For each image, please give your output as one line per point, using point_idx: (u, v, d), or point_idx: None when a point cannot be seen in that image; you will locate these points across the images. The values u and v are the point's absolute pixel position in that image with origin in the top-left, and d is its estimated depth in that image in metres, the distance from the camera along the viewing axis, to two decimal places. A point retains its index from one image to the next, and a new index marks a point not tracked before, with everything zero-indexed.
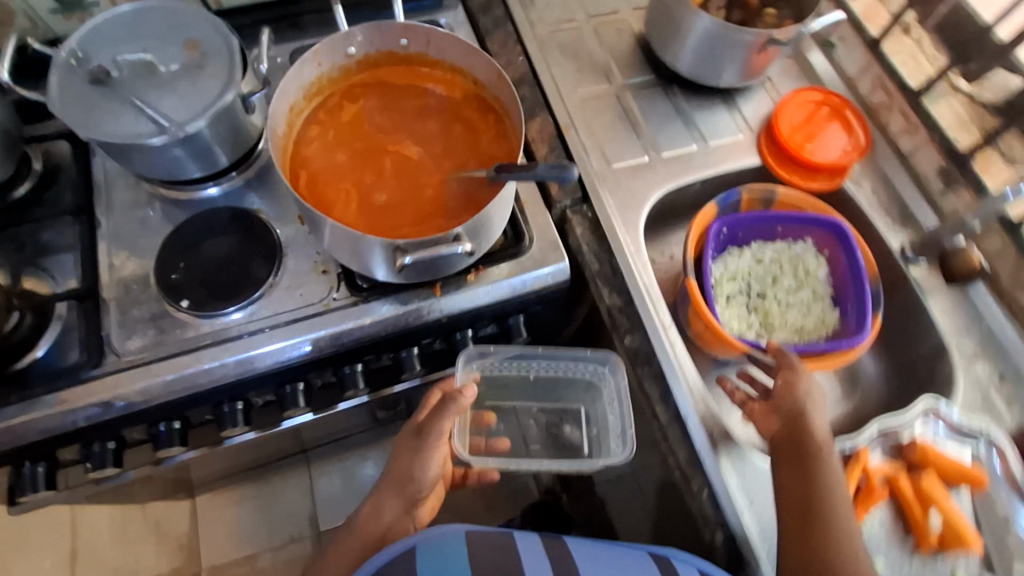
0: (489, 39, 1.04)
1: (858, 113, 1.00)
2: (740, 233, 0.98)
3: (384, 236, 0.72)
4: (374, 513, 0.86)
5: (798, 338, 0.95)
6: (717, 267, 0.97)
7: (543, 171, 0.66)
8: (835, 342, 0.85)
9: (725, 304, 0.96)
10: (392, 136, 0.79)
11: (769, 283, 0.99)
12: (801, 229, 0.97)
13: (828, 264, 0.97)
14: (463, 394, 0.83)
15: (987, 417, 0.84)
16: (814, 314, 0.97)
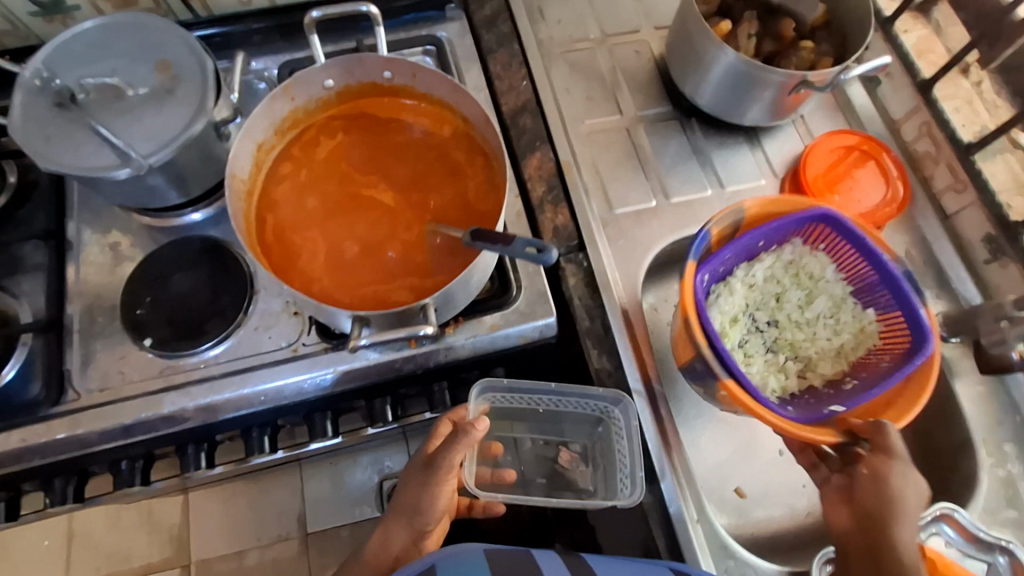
0: (492, 59, 0.96)
1: (898, 163, 0.90)
2: (723, 266, 0.81)
3: (351, 297, 0.68)
4: (384, 544, 0.83)
5: (844, 364, 0.82)
6: (715, 320, 0.81)
7: (519, 250, 0.59)
8: (906, 368, 0.71)
9: (745, 358, 0.82)
10: (370, 178, 0.73)
11: (775, 306, 0.85)
12: (784, 234, 0.82)
13: (830, 257, 0.84)
14: (473, 427, 0.74)
15: (1011, 525, 0.76)
16: (846, 324, 0.84)
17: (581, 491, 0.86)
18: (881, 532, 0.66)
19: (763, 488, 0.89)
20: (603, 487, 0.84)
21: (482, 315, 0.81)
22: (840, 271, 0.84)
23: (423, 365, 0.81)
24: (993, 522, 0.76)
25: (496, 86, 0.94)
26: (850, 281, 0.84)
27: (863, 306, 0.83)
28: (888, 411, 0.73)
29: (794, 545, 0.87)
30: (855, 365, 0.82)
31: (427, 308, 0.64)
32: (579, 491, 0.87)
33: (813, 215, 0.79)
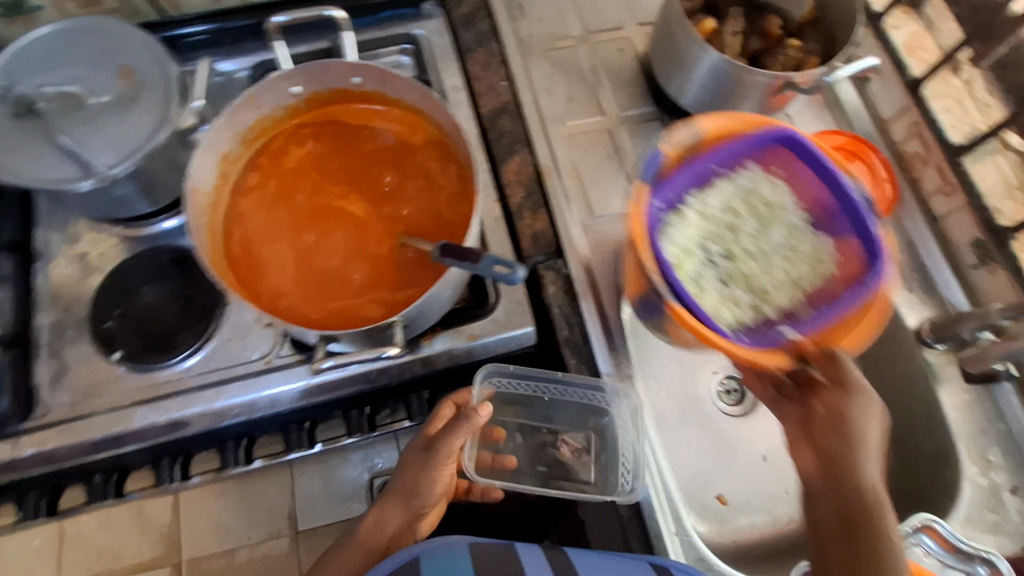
0: (470, 59, 0.93)
1: (887, 163, 0.87)
2: (674, 195, 0.79)
3: (321, 313, 0.66)
4: (375, 527, 0.75)
5: (802, 295, 0.76)
6: (668, 251, 0.75)
7: (486, 267, 0.58)
8: (859, 292, 0.73)
9: (701, 292, 0.75)
10: (340, 189, 0.71)
11: (731, 236, 0.79)
12: (737, 156, 0.81)
13: (788, 186, 0.81)
14: (476, 414, 0.72)
15: (991, 535, 0.75)
16: (802, 255, 0.78)
17: (581, 482, 0.82)
18: (848, 487, 0.57)
19: (744, 495, 0.89)
20: (602, 478, 0.81)
21: (460, 325, 0.80)
22: (797, 199, 0.80)
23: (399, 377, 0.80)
24: (973, 532, 0.75)
25: (474, 87, 0.92)
26: (807, 211, 0.80)
27: (818, 234, 0.79)
28: (832, 338, 0.73)
29: (775, 552, 0.87)
30: (810, 294, 0.76)
31: (394, 326, 0.63)
32: (579, 481, 0.82)
33: (771, 137, 0.80)
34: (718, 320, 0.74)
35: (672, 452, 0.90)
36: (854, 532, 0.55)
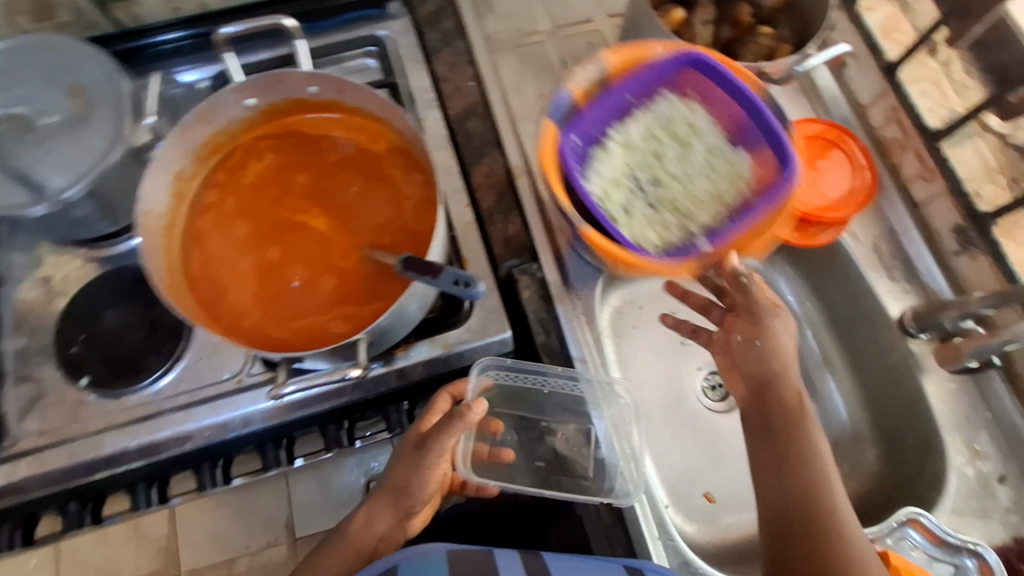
0: (437, 59, 0.91)
1: (864, 148, 0.85)
2: (593, 129, 0.80)
3: (287, 332, 0.65)
4: (364, 528, 0.71)
5: (724, 209, 0.77)
6: (592, 184, 0.76)
7: (446, 284, 0.57)
8: (770, 196, 0.75)
9: (625, 220, 0.75)
10: (301, 201, 0.69)
11: (654, 163, 0.79)
12: (650, 85, 0.80)
13: (704, 107, 0.80)
14: (470, 411, 0.65)
15: (979, 526, 0.74)
16: (721, 173, 0.79)
17: (579, 478, 0.79)
18: (771, 398, 0.68)
19: (732, 492, 0.88)
20: (599, 476, 0.78)
21: (435, 334, 0.78)
22: (713, 119, 0.80)
23: (372, 391, 0.78)
24: (962, 523, 0.74)
25: (441, 89, 0.90)
26: (723, 127, 0.80)
27: (734, 150, 0.79)
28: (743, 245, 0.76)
29: None
30: (732, 207, 0.77)
31: (358, 343, 0.61)
32: (575, 479, 0.79)
33: (680, 62, 0.78)
34: (643, 244, 0.74)
35: (658, 452, 0.89)
36: (779, 435, 0.66)
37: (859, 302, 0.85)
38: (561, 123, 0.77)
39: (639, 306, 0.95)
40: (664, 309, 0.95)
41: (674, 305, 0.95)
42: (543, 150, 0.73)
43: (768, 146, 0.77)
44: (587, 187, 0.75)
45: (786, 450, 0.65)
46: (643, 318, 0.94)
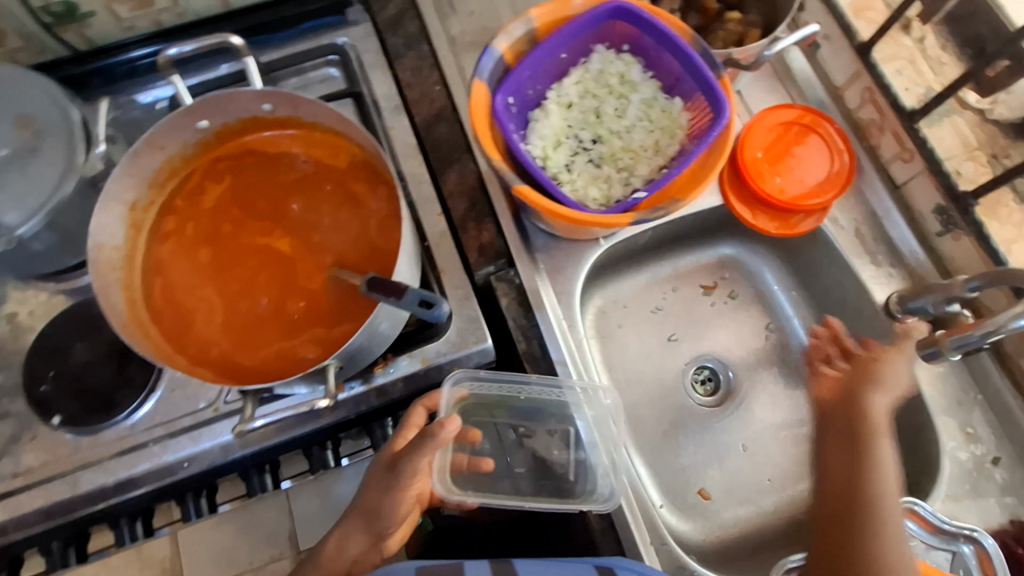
0: (400, 65, 0.88)
1: (842, 132, 0.84)
2: (530, 89, 0.75)
3: (256, 358, 0.63)
4: (338, 549, 0.71)
5: (664, 159, 0.74)
6: (531, 146, 0.74)
7: (413, 301, 0.56)
8: (707, 139, 0.66)
9: (567, 177, 0.74)
10: (262, 222, 0.67)
11: (594, 121, 0.77)
12: (582, 40, 0.74)
13: (639, 57, 0.76)
14: (443, 428, 0.63)
15: (975, 511, 0.73)
16: (660, 124, 0.75)
17: (560, 482, 0.78)
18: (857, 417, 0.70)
19: (728, 488, 0.85)
20: (585, 481, 0.76)
21: (412, 348, 0.76)
22: (649, 70, 0.76)
23: (350, 412, 0.76)
24: (958, 509, 0.73)
25: (407, 95, 0.87)
26: (661, 80, 0.76)
27: (672, 99, 0.75)
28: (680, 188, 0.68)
29: (760, 546, 0.83)
30: (672, 157, 0.74)
31: (327, 368, 0.59)
32: (559, 485, 0.78)
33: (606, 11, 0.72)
34: (586, 201, 0.73)
35: (649, 452, 0.86)
36: (852, 443, 0.69)
37: (845, 288, 0.83)
38: (491, 84, 0.71)
39: (624, 305, 0.92)
40: (648, 306, 0.93)
41: (658, 301, 0.93)
42: (473, 113, 0.68)
43: (700, 92, 0.71)
44: (526, 147, 0.73)
45: (852, 460, 0.68)
46: (628, 317, 0.92)
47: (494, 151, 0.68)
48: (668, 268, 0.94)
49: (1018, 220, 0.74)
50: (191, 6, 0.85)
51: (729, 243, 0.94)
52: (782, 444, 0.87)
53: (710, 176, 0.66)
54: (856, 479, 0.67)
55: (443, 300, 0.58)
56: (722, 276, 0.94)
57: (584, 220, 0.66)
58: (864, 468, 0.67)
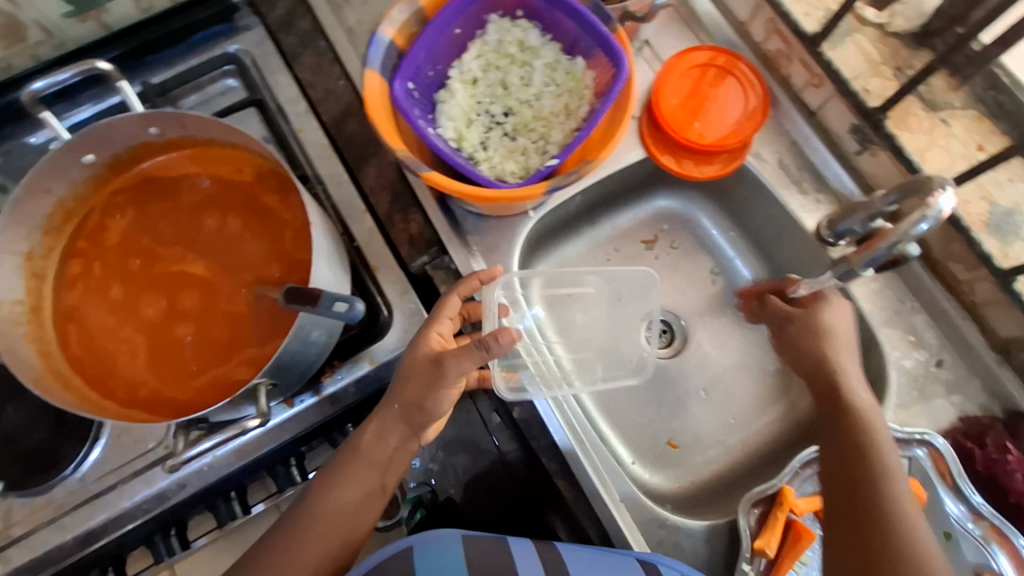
0: (299, 66, 0.86)
1: (753, 67, 0.83)
2: (430, 70, 0.73)
3: (187, 392, 0.61)
4: (375, 442, 0.67)
5: (577, 121, 0.73)
6: (442, 129, 0.73)
7: (325, 306, 0.54)
8: (611, 94, 0.65)
9: (484, 155, 0.73)
10: (175, 251, 0.65)
11: (502, 93, 0.75)
12: (475, 11, 0.73)
13: (536, 21, 0.75)
14: (496, 342, 0.60)
15: (925, 416, 0.75)
16: (568, 87, 0.74)
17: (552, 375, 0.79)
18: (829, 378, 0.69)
19: (696, 434, 0.86)
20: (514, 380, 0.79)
21: (358, 351, 0.75)
22: (548, 33, 0.75)
23: (303, 427, 0.74)
24: (909, 415, 0.75)
25: (311, 95, 0.85)
26: (560, 41, 0.75)
27: (576, 59, 0.74)
28: (593, 149, 0.68)
29: (732, 484, 0.83)
30: (584, 118, 0.73)
31: (258, 388, 0.57)
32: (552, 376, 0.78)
33: None
34: (505, 176, 0.72)
35: (613, 411, 0.88)
36: (838, 404, 0.67)
37: (779, 220, 0.84)
38: (386, 73, 0.68)
39: None
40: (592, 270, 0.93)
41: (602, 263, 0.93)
42: (368, 101, 0.65)
43: (599, 48, 0.70)
44: (436, 131, 0.72)
45: (846, 405, 0.66)
46: None
47: (396, 139, 0.66)
48: (608, 230, 0.94)
49: (927, 127, 0.75)
50: (68, 36, 0.80)
51: (662, 194, 0.94)
52: (741, 384, 0.88)
53: (618, 134, 0.65)
54: (856, 426, 0.65)
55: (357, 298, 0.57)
56: (661, 229, 0.94)
57: (501, 197, 0.65)
58: (859, 413, 0.65)
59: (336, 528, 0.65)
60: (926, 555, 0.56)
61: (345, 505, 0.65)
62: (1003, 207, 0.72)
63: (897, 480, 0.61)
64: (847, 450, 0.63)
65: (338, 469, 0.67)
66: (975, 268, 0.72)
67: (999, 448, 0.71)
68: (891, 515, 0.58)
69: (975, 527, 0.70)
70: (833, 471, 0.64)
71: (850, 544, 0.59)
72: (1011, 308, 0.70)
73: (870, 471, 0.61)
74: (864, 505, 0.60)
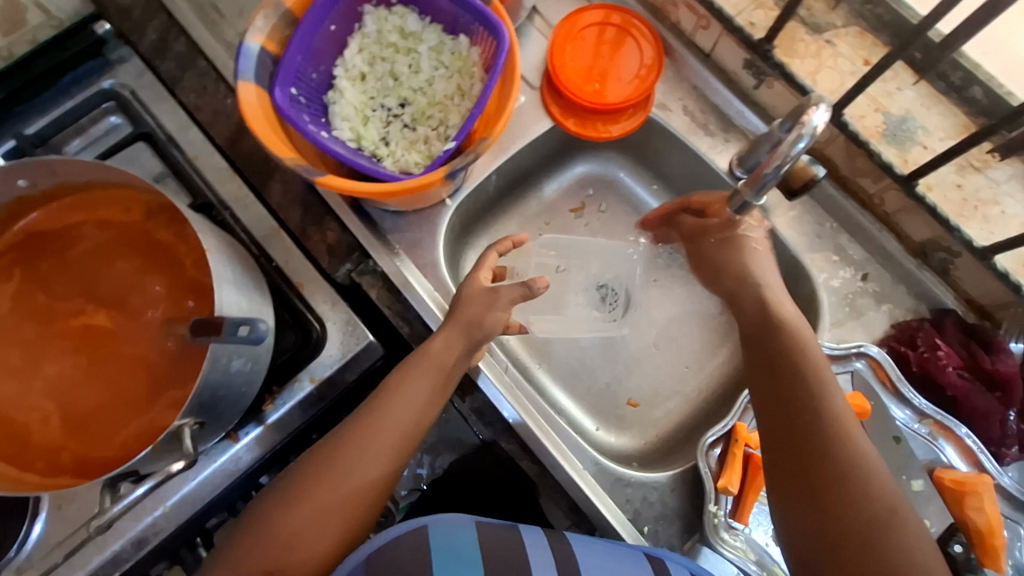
0: (180, 90, 0.82)
1: (644, 18, 0.83)
2: (313, 72, 0.70)
3: (111, 449, 0.58)
4: (444, 350, 0.64)
5: (471, 101, 0.72)
6: (337, 132, 0.71)
7: (229, 337, 0.53)
8: (495, 67, 0.64)
9: (386, 151, 0.72)
10: (75, 304, 0.62)
11: (393, 86, 0.74)
12: (348, 5, 0.70)
13: (414, 6, 0.73)
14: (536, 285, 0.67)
15: (858, 330, 0.77)
16: (457, 68, 0.73)
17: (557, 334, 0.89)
18: (752, 293, 0.67)
19: (652, 389, 0.87)
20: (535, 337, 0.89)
21: (296, 372, 0.73)
22: (428, 17, 0.73)
23: (255, 460, 0.72)
24: (845, 332, 0.77)
25: (199, 118, 0.81)
26: (440, 22, 0.73)
27: (460, 38, 0.72)
28: (488, 127, 0.67)
29: (694, 430, 0.84)
30: (478, 97, 0.72)
31: (182, 430, 0.55)
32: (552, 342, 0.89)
33: None
34: (408, 168, 0.71)
35: (570, 382, 0.88)
36: (771, 339, 0.61)
37: (692, 165, 0.85)
38: (265, 82, 0.65)
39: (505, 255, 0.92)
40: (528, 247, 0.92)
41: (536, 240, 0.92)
42: (247, 114, 0.62)
43: (479, 23, 0.69)
44: (332, 134, 0.70)
45: (774, 324, 0.62)
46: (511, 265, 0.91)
47: (285, 148, 0.64)
48: (534, 204, 0.93)
49: (815, 50, 0.76)
50: None
51: (580, 159, 0.94)
52: (688, 332, 0.89)
53: (508, 108, 0.64)
54: (788, 343, 0.60)
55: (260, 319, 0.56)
56: (587, 194, 0.94)
57: (401, 190, 0.64)
58: (789, 331, 0.61)
59: (405, 428, 0.61)
60: (871, 471, 0.51)
61: (414, 409, 0.62)
62: (896, 115, 0.74)
63: (834, 395, 0.55)
64: (779, 369, 0.58)
65: (410, 370, 0.63)
66: (881, 180, 0.73)
67: (930, 346, 0.73)
68: (834, 432, 0.53)
69: (921, 426, 0.73)
70: (769, 395, 0.58)
71: (798, 486, 0.52)
72: (919, 212, 0.72)
73: (806, 390, 0.56)
74: (804, 427, 0.54)
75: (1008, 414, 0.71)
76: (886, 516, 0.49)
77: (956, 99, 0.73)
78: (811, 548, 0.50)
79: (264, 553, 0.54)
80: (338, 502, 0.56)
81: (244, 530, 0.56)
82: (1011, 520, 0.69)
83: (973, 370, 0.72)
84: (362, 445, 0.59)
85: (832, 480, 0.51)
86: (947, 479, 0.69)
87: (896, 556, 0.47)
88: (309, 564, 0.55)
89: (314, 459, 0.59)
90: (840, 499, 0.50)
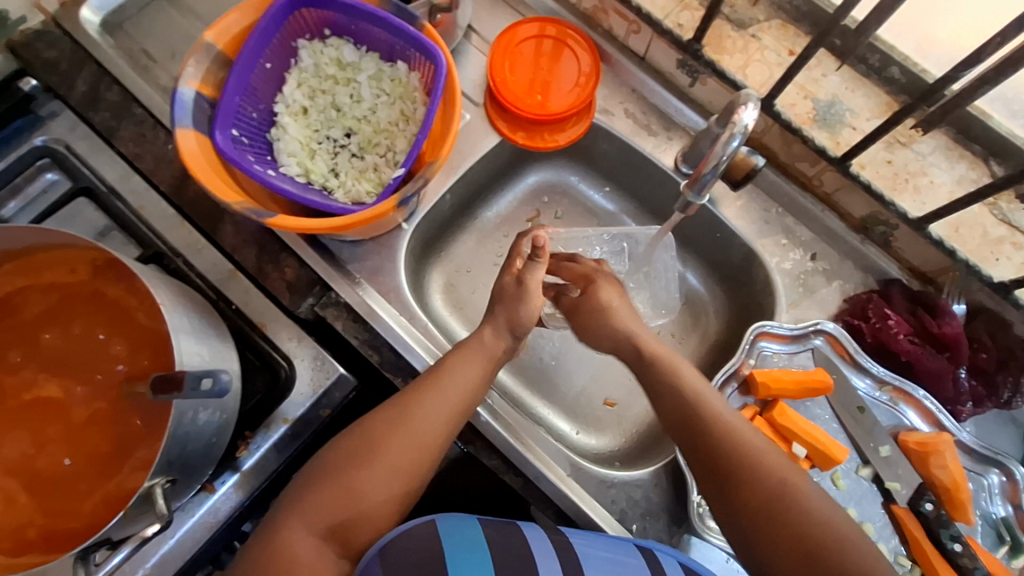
0: (116, 140, 0.79)
1: (577, 29, 0.85)
2: (253, 111, 0.70)
3: (80, 519, 0.56)
4: (495, 341, 0.69)
5: (416, 123, 0.72)
6: (286, 169, 0.70)
7: (190, 393, 0.52)
8: (437, 90, 0.66)
9: (336, 182, 0.71)
10: (26, 373, 0.60)
11: (337, 116, 0.74)
12: (281, 41, 0.70)
13: (348, 37, 0.73)
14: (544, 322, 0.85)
15: (813, 308, 0.80)
16: (397, 94, 0.73)
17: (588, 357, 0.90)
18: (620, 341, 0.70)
19: (624, 386, 0.89)
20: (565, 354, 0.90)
21: (267, 416, 0.71)
22: (363, 46, 0.73)
23: (231, 512, 0.69)
24: (801, 312, 0.80)
25: (140, 166, 0.79)
26: (377, 51, 0.73)
27: (398, 64, 0.73)
28: (432, 153, 0.68)
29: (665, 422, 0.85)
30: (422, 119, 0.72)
31: (152, 490, 0.54)
32: (584, 365, 0.90)
33: (288, 6, 0.67)
34: (361, 197, 0.71)
35: (540, 389, 0.89)
36: (643, 365, 0.68)
37: (640, 164, 0.87)
38: (204, 127, 0.65)
39: (467, 270, 0.92)
40: (487, 260, 0.92)
41: (497, 250, 0.93)
42: (188, 164, 0.61)
43: (415, 49, 0.69)
44: (279, 171, 0.69)
45: (641, 357, 0.68)
46: (474, 280, 0.92)
47: (229, 190, 0.63)
48: (490, 218, 0.94)
49: (742, 45, 0.80)
50: None
51: (532, 169, 0.95)
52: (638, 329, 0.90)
53: (454, 130, 0.65)
54: (663, 372, 0.65)
55: (222, 370, 0.57)
56: (542, 202, 0.95)
57: (355, 223, 0.64)
58: (659, 359, 0.67)
59: (460, 401, 0.64)
60: (758, 454, 0.57)
61: (466, 386, 0.65)
62: (825, 100, 0.78)
63: (713, 399, 0.62)
64: (663, 396, 0.65)
65: (464, 352, 0.68)
66: (818, 163, 0.77)
67: (881, 316, 0.76)
68: (717, 431, 0.60)
69: (882, 394, 0.76)
70: (677, 428, 0.63)
71: (712, 483, 0.58)
72: (856, 190, 0.75)
73: (690, 406, 0.62)
74: (698, 433, 0.61)
75: (959, 372, 0.75)
76: (782, 491, 0.55)
77: (878, 80, 0.77)
78: (741, 535, 0.55)
79: (329, 509, 0.57)
80: (399, 464, 0.59)
81: (306, 488, 0.58)
82: (974, 473, 0.73)
83: (923, 335, 0.76)
84: (427, 414, 0.62)
85: (732, 471, 0.57)
86: (911, 442, 0.72)
87: (799, 519, 0.53)
88: (370, 519, 0.58)
89: (376, 423, 0.61)
90: (748, 484, 0.56)
